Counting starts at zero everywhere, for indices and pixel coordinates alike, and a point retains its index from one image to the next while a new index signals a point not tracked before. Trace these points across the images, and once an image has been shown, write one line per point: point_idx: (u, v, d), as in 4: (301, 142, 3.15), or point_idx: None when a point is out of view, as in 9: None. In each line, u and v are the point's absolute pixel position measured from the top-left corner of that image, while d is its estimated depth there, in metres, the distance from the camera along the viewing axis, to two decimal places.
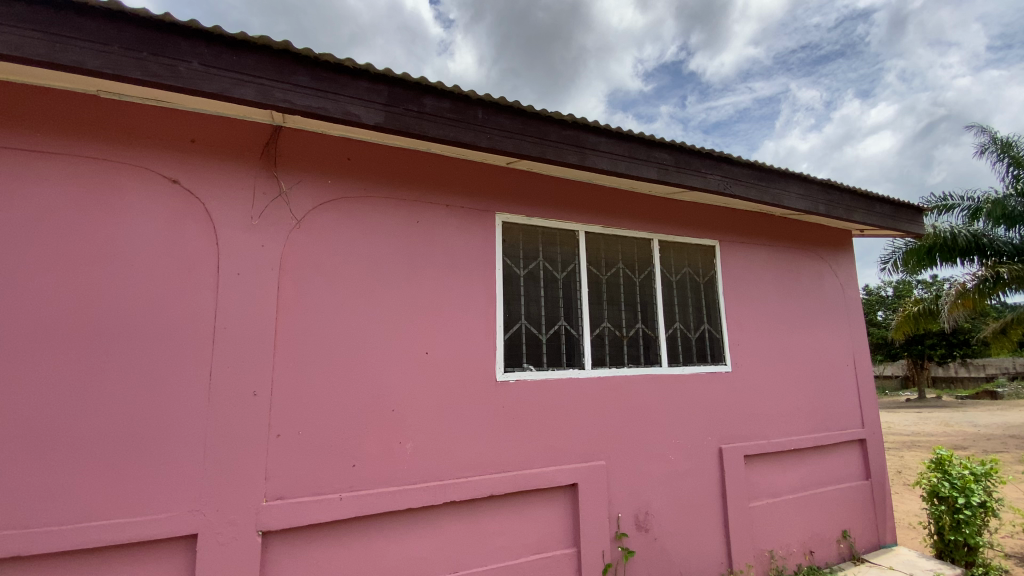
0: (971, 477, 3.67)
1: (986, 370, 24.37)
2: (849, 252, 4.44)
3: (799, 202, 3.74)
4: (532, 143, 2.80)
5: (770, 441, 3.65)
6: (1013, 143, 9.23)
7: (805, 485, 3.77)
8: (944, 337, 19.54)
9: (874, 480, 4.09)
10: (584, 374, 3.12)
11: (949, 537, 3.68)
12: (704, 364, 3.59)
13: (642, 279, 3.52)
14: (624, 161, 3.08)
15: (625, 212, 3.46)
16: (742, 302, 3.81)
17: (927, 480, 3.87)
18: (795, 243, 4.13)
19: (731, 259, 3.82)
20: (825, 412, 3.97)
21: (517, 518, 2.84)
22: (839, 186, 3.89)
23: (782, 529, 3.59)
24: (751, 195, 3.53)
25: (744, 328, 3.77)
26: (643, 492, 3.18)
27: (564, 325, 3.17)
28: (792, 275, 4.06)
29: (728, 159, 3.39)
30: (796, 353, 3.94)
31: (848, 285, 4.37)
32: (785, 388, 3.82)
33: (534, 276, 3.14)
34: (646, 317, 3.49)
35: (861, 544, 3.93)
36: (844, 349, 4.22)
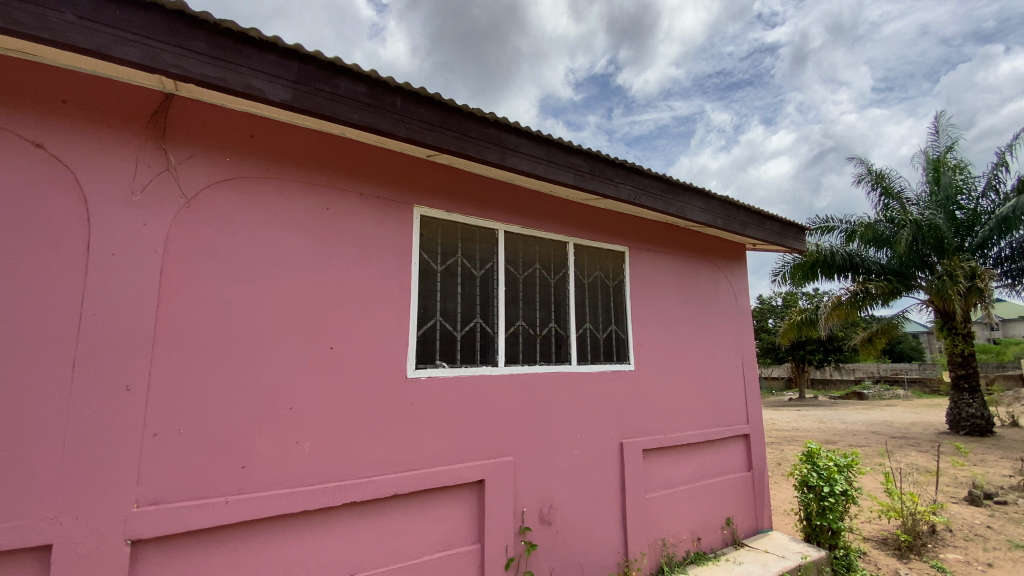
0: (835, 468, 4.13)
1: (854, 374, 27.74)
2: (742, 263, 4.86)
3: (701, 216, 4.02)
4: (452, 139, 2.77)
5: (666, 436, 3.89)
6: (884, 175, 10.52)
7: (696, 477, 4.06)
8: (822, 344, 21.98)
9: (755, 472, 4.49)
10: (496, 371, 3.14)
11: (816, 522, 4.11)
12: (610, 363, 3.75)
13: (558, 280, 3.61)
14: (542, 164, 3.13)
15: (543, 214, 3.53)
16: (648, 306, 4.03)
17: (800, 471, 4.31)
18: (696, 253, 4.45)
19: (639, 265, 4.03)
20: (716, 409, 4.31)
21: (421, 516, 2.80)
22: (735, 203, 4.23)
23: (675, 518, 3.84)
24: (659, 206, 3.75)
25: (649, 330, 3.99)
26: (549, 487, 3.25)
27: (479, 322, 3.17)
28: (692, 282, 4.36)
29: (640, 170, 3.57)
30: (693, 354, 4.24)
31: (740, 293, 4.78)
32: (682, 387, 4.09)
33: (452, 272, 3.10)
34: (559, 318, 3.59)
35: (742, 530, 4.30)
36: (735, 351, 4.60)
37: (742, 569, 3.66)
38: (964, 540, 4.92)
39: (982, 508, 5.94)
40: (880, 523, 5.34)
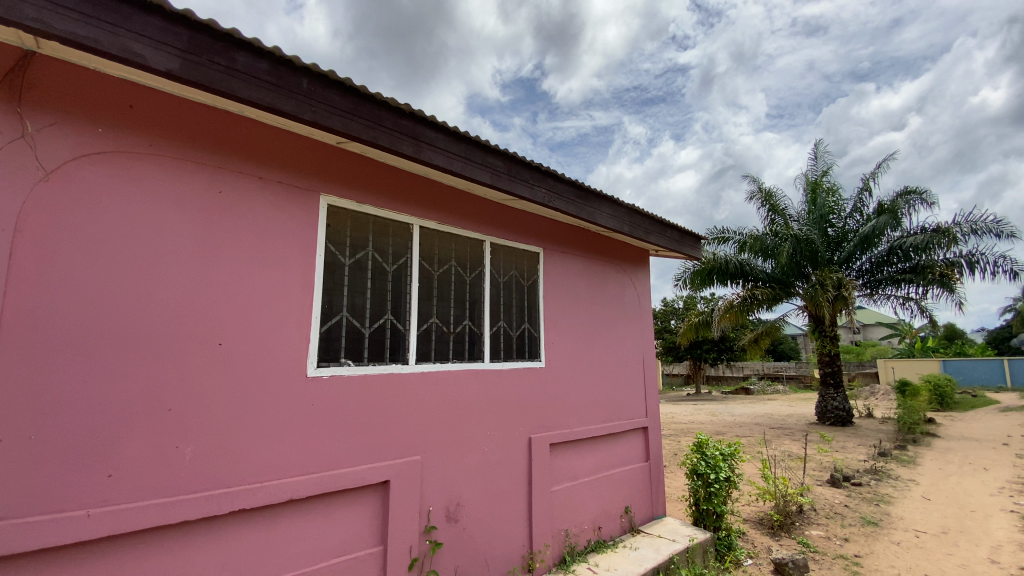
0: (720, 456, 4.54)
1: (744, 371, 30.63)
2: (645, 268, 5.17)
3: (610, 221, 4.22)
4: (363, 127, 2.67)
5: (572, 430, 4.05)
6: (772, 194, 11.73)
7: (599, 468, 4.26)
8: (716, 344, 24.04)
9: (652, 462, 4.81)
10: (407, 369, 3.08)
11: (703, 506, 4.48)
12: (522, 360, 3.83)
13: (473, 278, 3.62)
14: (459, 161, 3.10)
15: (459, 212, 3.51)
16: (559, 306, 4.17)
17: (691, 460, 4.68)
18: (605, 256, 4.68)
19: (552, 265, 4.16)
20: (618, 404, 4.55)
21: (320, 520, 2.67)
22: (641, 211, 4.49)
23: (578, 509, 4.00)
24: (571, 210, 3.88)
25: (559, 329, 4.12)
26: (456, 484, 3.25)
27: (390, 319, 3.09)
28: (601, 284, 4.58)
29: (554, 174, 3.66)
30: (599, 352, 4.45)
31: (643, 295, 5.09)
32: (589, 383, 4.27)
33: (361, 267, 2.99)
34: (473, 315, 3.60)
35: (639, 518, 4.58)
36: (637, 349, 4.89)
37: (637, 554, 3.89)
38: (824, 517, 5.60)
39: (840, 489, 6.81)
40: (757, 506, 5.94)
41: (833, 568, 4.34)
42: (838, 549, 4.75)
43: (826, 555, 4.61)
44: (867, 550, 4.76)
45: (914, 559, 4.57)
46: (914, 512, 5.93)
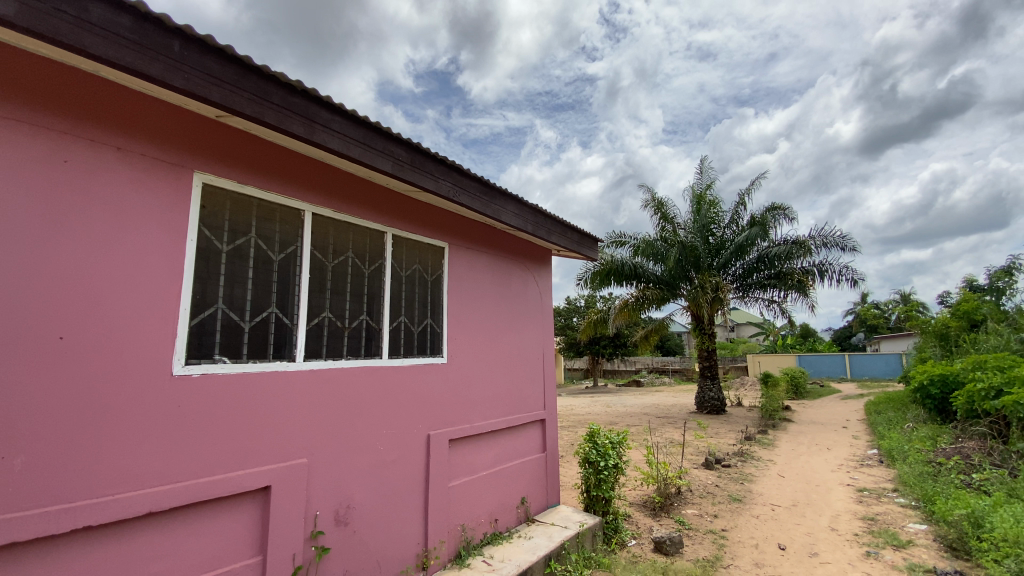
0: (610, 444, 4.83)
1: (636, 366, 32.93)
2: (547, 266, 5.33)
3: (514, 220, 4.29)
4: (246, 101, 2.44)
5: (471, 425, 4.05)
6: (664, 202, 12.72)
7: (497, 462, 4.32)
8: (612, 340, 25.57)
9: (549, 453, 4.97)
10: (294, 366, 2.88)
11: (594, 493, 4.73)
12: (422, 356, 3.76)
13: (371, 271, 3.47)
14: (356, 147, 2.95)
15: (358, 200, 3.36)
16: (462, 301, 4.15)
17: (583, 449, 4.92)
18: (509, 254, 4.75)
19: (456, 261, 4.13)
20: (518, 398, 4.65)
21: (188, 534, 2.41)
22: (544, 211, 4.61)
23: (475, 504, 4.01)
24: (476, 206, 3.87)
25: (462, 325, 4.11)
26: (346, 486, 3.10)
27: (275, 312, 2.87)
28: (505, 281, 4.64)
29: (459, 168, 3.64)
30: (501, 349, 4.50)
31: (545, 292, 5.24)
32: (490, 379, 4.31)
33: (242, 254, 2.73)
34: (371, 310, 3.46)
35: (535, 508, 4.72)
36: (538, 345, 5.03)
37: (531, 543, 4.00)
38: (698, 497, 6.18)
39: (713, 471, 7.56)
40: (642, 489, 6.39)
41: (704, 542, 4.80)
42: (709, 525, 5.26)
43: (699, 531, 5.10)
44: (732, 524, 5.33)
45: (770, 530, 5.20)
46: (771, 489, 6.76)
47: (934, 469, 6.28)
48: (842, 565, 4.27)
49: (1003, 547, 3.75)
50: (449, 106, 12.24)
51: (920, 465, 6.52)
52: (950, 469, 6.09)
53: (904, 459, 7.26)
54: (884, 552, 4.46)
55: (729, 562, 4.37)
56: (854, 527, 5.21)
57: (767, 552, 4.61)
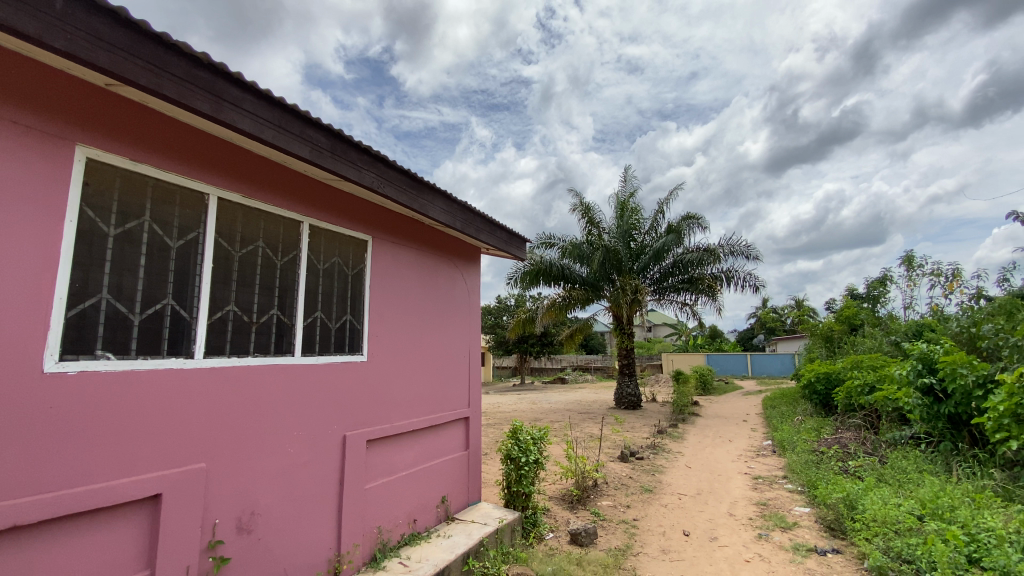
0: (531, 440, 4.92)
1: (561, 364, 33.84)
2: (475, 264, 5.32)
3: (441, 216, 4.23)
4: (141, 71, 2.20)
5: (391, 425, 3.95)
6: (591, 207, 13.17)
7: (417, 461, 4.25)
8: (539, 338, 26.09)
9: (471, 451, 4.97)
10: (192, 364, 2.66)
11: (514, 488, 4.79)
12: (340, 354, 3.61)
13: (285, 263, 3.28)
14: (270, 129, 2.76)
15: (272, 186, 3.16)
16: (386, 298, 4.03)
17: (505, 446, 4.97)
18: (437, 250, 4.68)
19: (379, 255, 4.01)
20: (441, 396, 4.60)
21: (59, 551, 2.14)
22: (473, 209, 4.59)
23: (393, 505, 3.92)
24: (402, 199, 3.78)
25: (384, 322, 3.99)
26: (251, 492, 2.91)
27: (171, 304, 2.63)
28: (431, 277, 4.57)
29: (385, 160, 3.53)
30: (425, 346, 4.43)
31: (472, 290, 5.23)
32: (412, 378, 4.22)
33: (133, 240, 2.48)
34: (283, 304, 3.27)
35: (456, 506, 4.70)
36: (463, 343, 5.01)
37: (449, 542, 3.97)
38: (613, 489, 6.46)
39: (628, 463, 7.95)
40: (561, 483, 6.58)
41: (617, 532, 5.03)
42: (622, 516, 5.52)
43: (613, 521, 5.34)
44: (643, 514, 5.64)
45: (677, 517, 5.56)
46: (679, 479, 7.23)
47: (817, 457, 7.01)
48: (738, 548, 4.65)
49: (873, 527, 4.26)
50: (381, 95, 11.88)
51: (806, 454, 7.25)
52: (830, 457, 6.82)
53: (793, 449, 8.05)
54: (773, 534, 4.92)
55: (639, 550, 4.61)
56: (749, 512, 5.70)
57: (673, 538, 4.92)
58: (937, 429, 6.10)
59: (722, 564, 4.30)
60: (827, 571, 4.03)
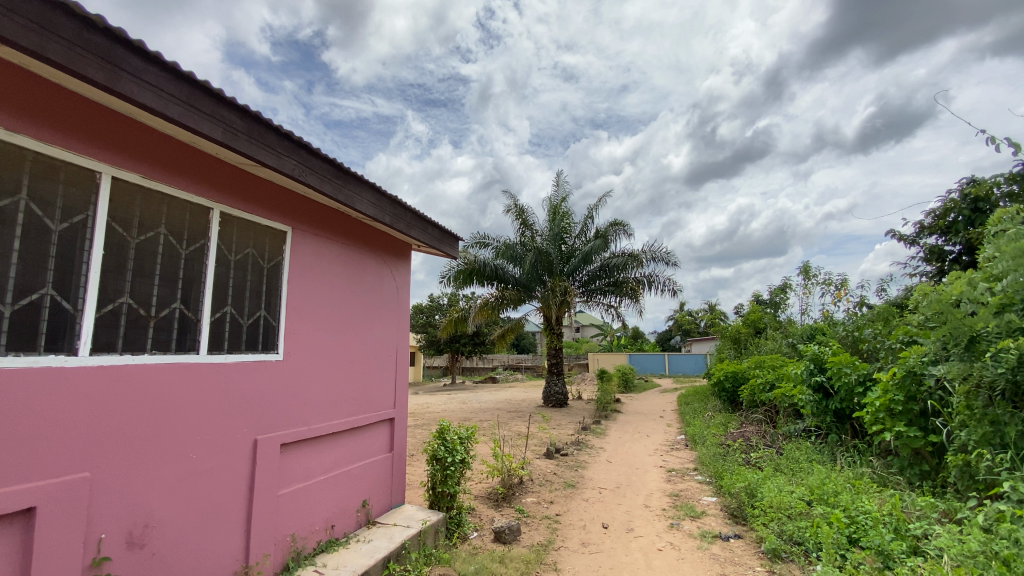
0: (458, 440, 4.88)
1: (491, 364, 33.98)
2: (405, 261, 5.19)
3: (369, 209, 4.09)
4: (20, 29, 1.93)
5: (309, 427, 3.76)
6: (525, 209, 13.34)
7: (337, 465, 4.08)
8: (471, 338, 26.03)
9: (395, 452, 4.84)
10: (76, 361, 2.38)
11: (439, 489, 4.74)
12: (252, 352, 3.38)
13: (190, 253, 3.03)
14: (177, 106, 2.54)
15: (178, 168, 2.90)
16: (306, 293, 3.83)
17: (431, 446, 4.89)
18: (363, 245, 4.52)
19: (300, 247, 3.80)
20: (365, 396, 4.44)
21: None
22: (403, 203, 4.47)
23: (309, 511, 3.73)
24: (326, 189, 3.61)
25: (304, 319, 3.79)
26: (144, 503, 2.65)
27: (51, 294, 2.35)
28: (357, 273, 4.41)
29: (308, 147, 3.35)
30: (349, 345, 4.26)
31: (401, 288, 5.09)
32: (333, 377, 4.04)
33: (5, 220, 2.19)
34: (187, 297, 3.02)
35: (378, 510, 4.56)
36: (390, 342, 4.87)
37: (369, 546, 3.85)
38: (538, 486, 6.58)
39: (553, 460, 8.12)
40: (487, 482, 6.60)
41: (540, 528, 5.12)
42: (545, 511, 5.63)
43: (536, 517, 5.44)
44: (566, 508, 5.79)
45: (597, 510, 5.76)
46: (601, 473, 7.51)
47: (724, 450, 7.57)
48: (652, 537, 4.90)
49: (770, 512, 4.65)
50: None
51: (714, 447, 7.80)
52: (735, 449, 7.39)
53: (703, 443, 8.63)
54: (684, 523, 5.24)
55: (559, 544, 4.73)
56: (663, 502, 6.03)
57: (592, 531, 5.09)
58: (825, 422, 6.79)
59: (637, 553, 4.52)
60: (729, 555, 4.35)
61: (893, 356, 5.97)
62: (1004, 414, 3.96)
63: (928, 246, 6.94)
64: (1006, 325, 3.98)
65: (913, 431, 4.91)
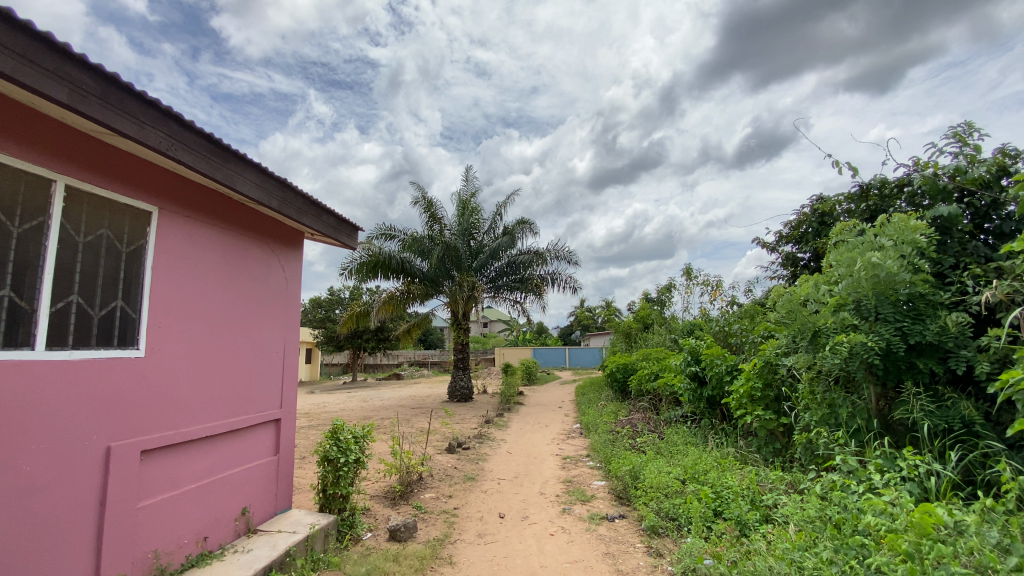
0: (352, 439, 4.66)
1: (395, 359, 33.08)
2: (296, 250, 4.85)
3: (253, 192, 3.76)
4: None
5: (176, 432, 3.38)
6: (433, 203, 13.13)
7: (211, 471, 3.72)
8: (373, 333, 25.09)
9: (282, 455, 4.52)
10: None
11: (331, 491, 4.51)
12: (106, 348, 2.98)
13: (24, 232, 2.60)
14: (11, 60, 2.15)
15: (9, 132, 2.47)
16: (174, 282, 3.43)
17: (323, 446, 4.62)
18: (246, 230, 4.15)
19: (168, 231, 3.40)
20: (246, 396, 4.09)
21: None
22: (293, 187, 4.17)
23: (175, 523, 3.36)
24: (201, 167, 3.26)
25: (171, 311, 3.40)
26: None
27: None
28: (238, 261, 4.04)
29: (178, 118, 3.00)
30: (227, 340, 3.89)
31: (291, 279, 4.75)
32: (207, 375, 3.67)
33: None
34: (19, 284, 2.59)
35: (260, 517, 4.23)
36: (277, 337, 4.53)
37: (248, 556, 3.57)
38: (438, 481, 6.54)
39: (454, 455, 8.10)
40: (384, 480, 6.41)
41: (437, 523, 5.10)
42: (443, 506, 5.61)
43: (434, 513, 5.40)
44: (464, 502, 5.81)
45: (495, 501, 5.87)
46: (501, 465, 7.64)
47: (614, 436, 8.08)
48: (545, 523, 5.09)
49: (649, 492, 5.06)
50: None
51: (605, 434, 8.30)
52: (623, 435, 7.92)
53: (595, 430, 9.13)
54: (574, 507, 5.52)
55: (456, 537, 4.74)
56: (557, 489, 6.29)
57: (489, 522, 5.17)
58: (700, 408, 7.53)
59: (530, 540, 4.67)
60: (614, 535, 4.66)
61: (755, 349, 6.78)
62: (839, 398, 4.72)
63: (785, 253, 7.96)
64: (841, 322, 4.70)
65: (769, 413, 5.62)
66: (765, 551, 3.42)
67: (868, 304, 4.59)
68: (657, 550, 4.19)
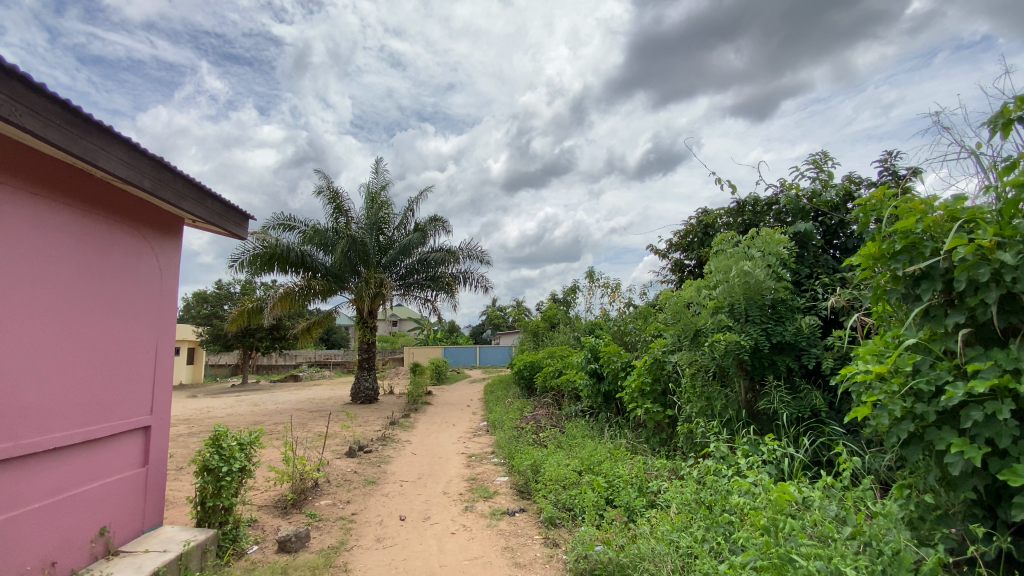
0: (236, 446, 4.29)
1: (293, 359, 31.00)
2: (174, 239, 4.36)
3: (121, 170, 3.33)
4: None
5: (15, 444, 2.91)
6: (339, 195, 12.50)
7: (62, 488, 3.23)
8: (269, 331, 23.31)
9: (151, 466, 4.05)
10: None
11: (210, 503, 4.13)
12: None
13: None
14: None
15: None
16: (15, 270, 2.94)
17: (202, 456, 4.19)
18: (112, 213, 3.66)
19: (7, 210, 2.91)
20: (108, 400, 3.61)
21: None
22: (171, 167, 3.75)
23: (12, 551, 2.88)
24: (55, 138, 2.82)
25: (9, 304, 2.91)
26: None
27: None
28: (100, 248, 3.55)
29: (25, 79, 2.58)
30: (85, 337, 3.41)
31: (167, 270, 4.26)
32: (57, 377, 3.20)
33: None
34: None
35: (124, 537, 3.75)
36: (149, 334, 4.04)
37: None
38: (335, 486, 6.24)
39: (354, 458, 7.78)
40: (274, 489, 5.98)
41: (332, 530, 4.87)
42: (340, 512, 5.36)
43: (329, 520, 5.15)
44: (362, 506, 5.60)
45: (395, 504, 5.73)
46: (404, 466, 7.48)
47: (518, 432, 8.25)
48: (447, 523, 5.08)
49: (548, 486, 5.26)
50: None
51: (510, 430, 8.45)
52: (527, 431, 8.12)
53: (500, 427, 9.26)
54: (477, 504, 5.56)
55: (353, 544, 4.57)
56: (460, 488, 6.30)
57: (388, 525, 5.04)
58: (597, 403, 7.93)
59: (430, 540, 4.63)
60: (514, 528, 4.78)
61: (647, 346, 7.30)
62: (715, 391, 5.23)
63: (674, 260, 8.65)
64: (718, 322, 5.18)
65: (656, 406, 6.07)
66: (648, 534, 3.71)
67: (740, 307, 5.17)
68: (553, 541, 4.36)
